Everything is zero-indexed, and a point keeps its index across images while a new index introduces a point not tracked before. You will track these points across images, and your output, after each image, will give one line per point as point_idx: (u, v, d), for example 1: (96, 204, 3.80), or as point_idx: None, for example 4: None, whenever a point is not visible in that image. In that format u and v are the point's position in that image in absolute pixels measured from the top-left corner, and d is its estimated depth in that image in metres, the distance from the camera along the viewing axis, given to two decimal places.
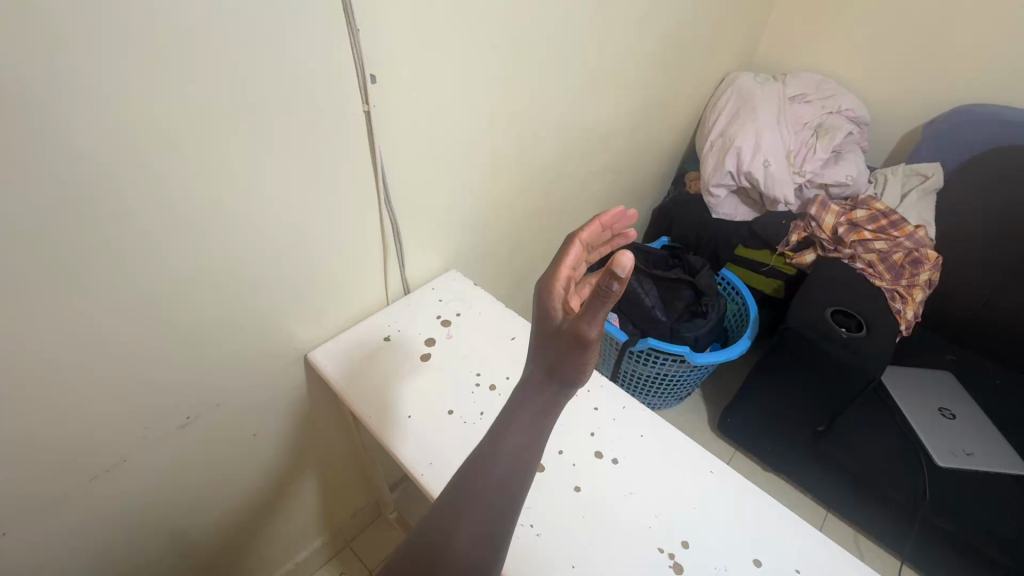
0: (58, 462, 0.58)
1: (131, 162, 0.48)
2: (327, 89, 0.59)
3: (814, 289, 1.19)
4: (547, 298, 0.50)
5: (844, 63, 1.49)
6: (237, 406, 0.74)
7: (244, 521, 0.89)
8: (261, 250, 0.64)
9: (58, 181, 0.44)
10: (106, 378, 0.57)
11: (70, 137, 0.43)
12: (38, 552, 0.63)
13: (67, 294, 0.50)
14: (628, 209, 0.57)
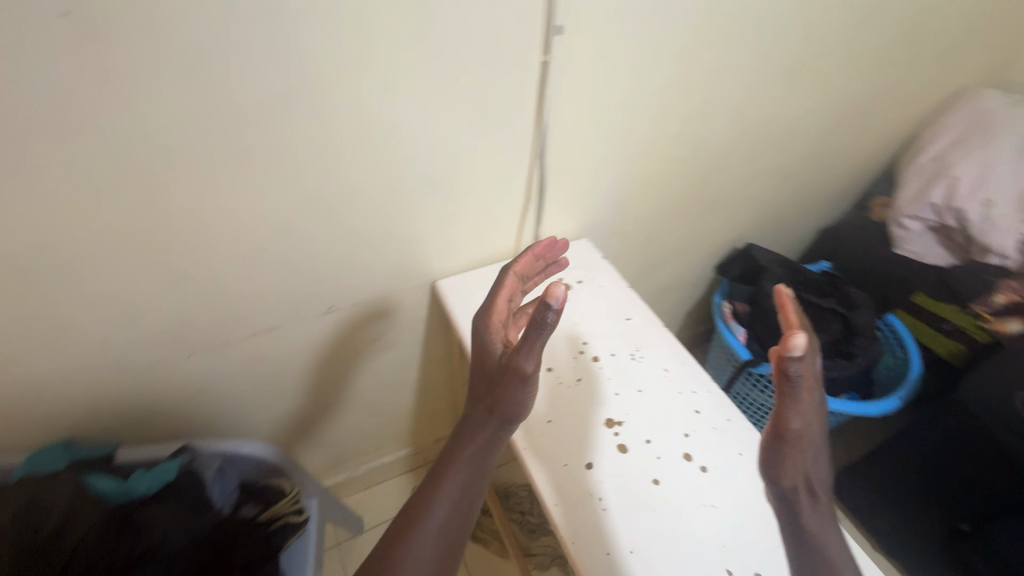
0: (234, 312, 0.72)
1: (338, 71, 0.55)
2: (513, 34, 0.61)
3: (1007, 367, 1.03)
4: (491, 330, 0.63)
5: None
6: (368, 309, 0.84)
7: (352, 410, 1.02)
8: (420, 175, 0.70)
9: (284, 77, 0.53)
10: (282, 254, 0.69)
11: (301, 40, 0.51)
12: (206, 378, 0.78)
13: (269, 174, 0.60)
14: (557, 241, 0.80)
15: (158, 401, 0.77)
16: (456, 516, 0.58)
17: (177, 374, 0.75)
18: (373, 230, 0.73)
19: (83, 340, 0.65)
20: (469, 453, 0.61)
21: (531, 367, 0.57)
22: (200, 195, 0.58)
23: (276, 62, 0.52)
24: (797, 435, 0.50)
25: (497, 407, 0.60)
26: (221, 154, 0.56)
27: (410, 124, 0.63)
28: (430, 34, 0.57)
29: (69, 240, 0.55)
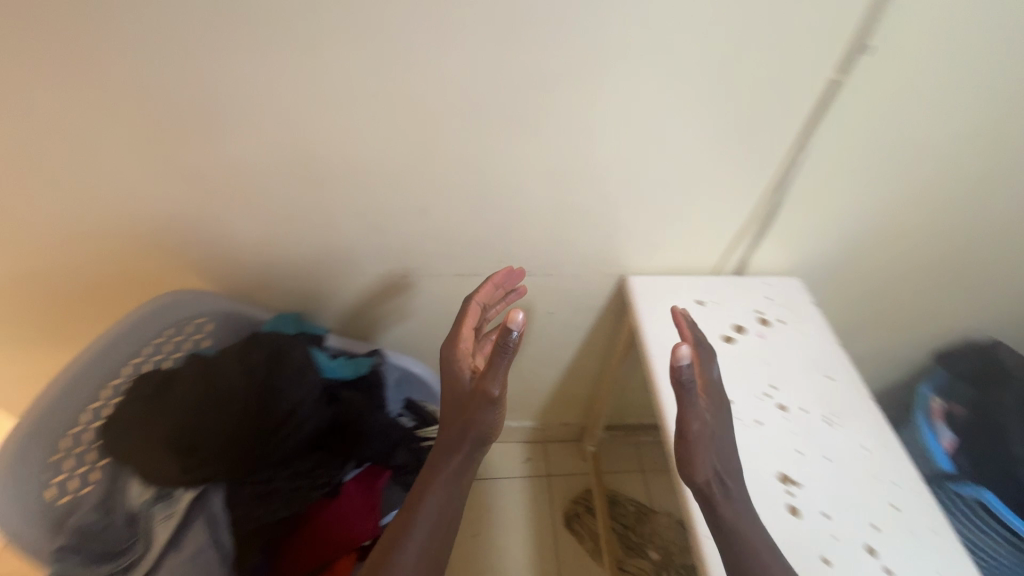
0: (451, 251, 0.80)
1: (627, 51, 0.58)
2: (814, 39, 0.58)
3: None
4: (459, 357, 0.67)
5: None
6: (556, 283, 0.87)
7: (502, 371, 1.08)
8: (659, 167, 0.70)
9: (583, 43, 0.57)
10: (510, 210, 0.74)
11: (611, 9, 0.54)
12: (408, 301, 0.89)
13: (530, 134, 0.65)
14: (517, 268, 0.80)
15: (368, 307, 0.90)
16: (437, 531, 0.60)
17: (390, 289, 0.86)
18: (593, 209, 0.75)
19: (341, 236, 0.78)
20: (445, 473, 0.62)
21: (498, 391, 0.60)
22: (472, 136, 0.65)
23: (582, 26, 0.56)
24: (700, 435, 0.56)
25: (470, 431, 0.62)
26: (503, 103, 0.62)
27: (672, 112, 0.63)
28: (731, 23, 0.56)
29: (368, 149, 0.67)
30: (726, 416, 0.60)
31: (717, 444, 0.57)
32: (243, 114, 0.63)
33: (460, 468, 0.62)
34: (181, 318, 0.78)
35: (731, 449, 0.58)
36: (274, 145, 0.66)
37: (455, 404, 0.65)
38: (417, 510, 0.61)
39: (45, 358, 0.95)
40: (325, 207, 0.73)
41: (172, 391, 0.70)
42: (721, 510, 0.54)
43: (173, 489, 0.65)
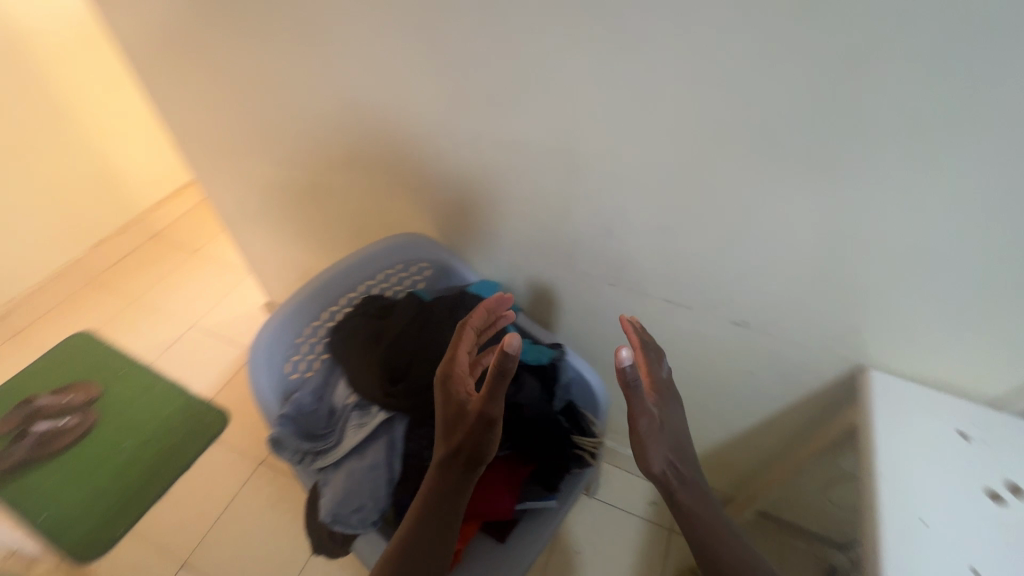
0: (670, 277, 0.77)
1: (994, 126, 0.46)
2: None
3: None
4: (456, 380, 0.63)
5: None
6: (771, 347, 0.77)
7: None
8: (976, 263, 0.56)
9: (950, 98, 0.46)
10: (756, 255, 0.67)
11: (1016, 65, 0.42)
12: (604, 308, 0.88)
13: (815, 190, 0.57)
14: (509, 296, 0.77)
15: (564, 299, 0.91)
16: (435, 554, 0.57)
17: (593, 290, 0.86)
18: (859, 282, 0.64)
19: (569, 230, 0.78)
20: (445, 492, 0.59)
21: (495, 414, 0.58)
22: (751, 171, 0.59)
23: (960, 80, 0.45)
24: (648, 428, 0.63)
25: (467, 454, 0.59)
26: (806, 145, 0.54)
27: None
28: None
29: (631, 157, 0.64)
30: (673, 412, 0.67)
31: (670, 434, 0.64)
32: (528, 99, 0.65)
33: (453, 487, 0.60)
34: (412, 257, 0.90)
35: (676, 434, 0.66)
36: (544, 132, 0.67)
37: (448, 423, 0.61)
38: (417, 530, 0.58)
39: (315, 247, 1.19)
40: (566, 200, 0.74)
41: (388, 330, 0.78)
42: (682, 493, 0.63)
43: (371, 408, 0.73)
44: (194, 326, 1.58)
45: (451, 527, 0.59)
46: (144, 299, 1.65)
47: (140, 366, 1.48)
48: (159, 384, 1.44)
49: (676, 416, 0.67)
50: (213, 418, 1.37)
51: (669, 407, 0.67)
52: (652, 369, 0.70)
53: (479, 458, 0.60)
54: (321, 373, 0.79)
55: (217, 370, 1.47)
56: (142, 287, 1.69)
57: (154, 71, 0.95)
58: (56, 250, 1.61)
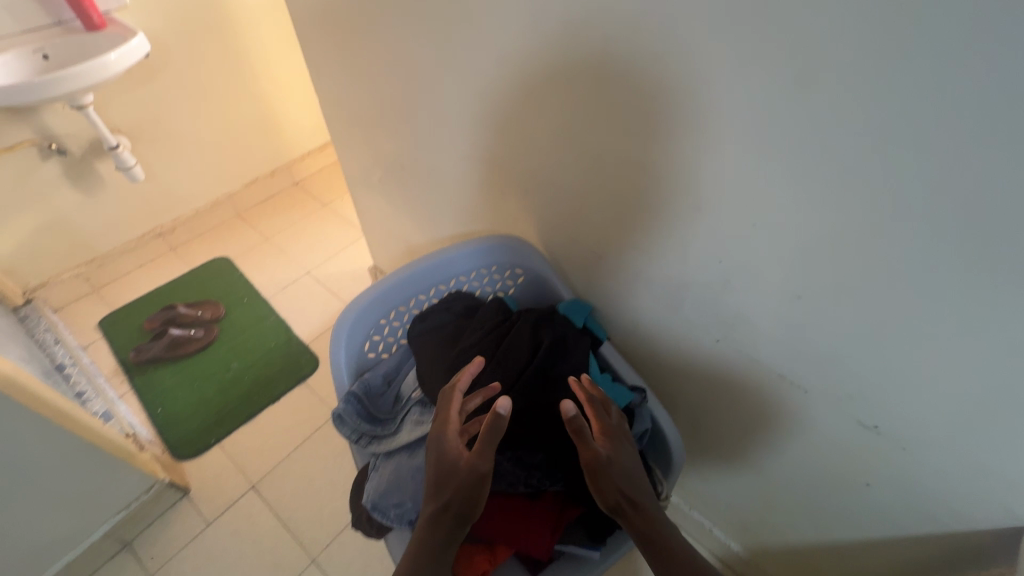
0: (788, 352, 0.66)
1: None
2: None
3: None
4: (444, 438, 0.61)
5: None
6: (901, 464, 0.64)
7: (749, 486, 0.89)
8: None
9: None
10: (916, 350, 0.54)
11: None
12: (701, 364, 0.79)
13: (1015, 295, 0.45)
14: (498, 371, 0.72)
15: (660, 342, 0.83)
16: None
17: (694, 341, 0.77)
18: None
19: (683, 270, 0.71)
20: (430, 553, 0.54)
21: (486, 466, 0.57)
22: (937, 251, 0.47)
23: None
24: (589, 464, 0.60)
25: (454, 512, 0.55)
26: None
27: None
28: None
29: (780, 204, 0.55)
30: (622, 449, 0.63)
31: (619, 471, 0.60)
32: (671, 121, 0.58)
33: (440, 545, 0.54)
34: (508, 262, 0.91)
35: (630, 472, 0.61)
36: (680, 161, 0.60)
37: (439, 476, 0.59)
38: None
39: (423, 228, 1.21)
40: (689, 237, 0.67)
41: (466, 334, 0.78)
42: (635, 518, 0.58)
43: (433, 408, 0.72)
44: (309, 274, 1.72)
45: None
46: (275, 240, 1.83)
47: (259, 298, 1.65)
48: (270, 319, 1.59)
49: (625, 455, 0.63)
50: (305, 362, 1.48)
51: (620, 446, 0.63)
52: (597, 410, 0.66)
53: (469, 515, 0.56)
54: (395, 358, 0.83)
55: (318, 318, 1.59)
56: (276, 227, 1.88)
57: (318, 39, 1.02)
58: (217, 183, 1.84)
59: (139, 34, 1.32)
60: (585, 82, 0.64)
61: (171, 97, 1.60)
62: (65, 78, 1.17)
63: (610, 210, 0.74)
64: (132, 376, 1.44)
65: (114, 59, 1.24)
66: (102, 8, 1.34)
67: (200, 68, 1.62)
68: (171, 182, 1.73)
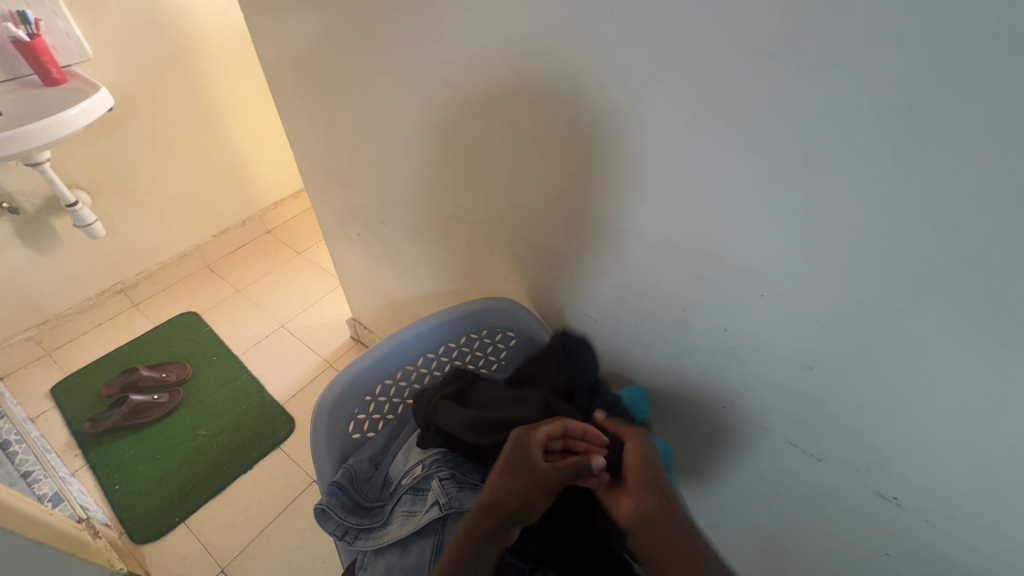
0: (801, 421, 0.63)
1: None
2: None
3: None
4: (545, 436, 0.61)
5: None
6: (927, 538, 0.61)
7: (761, 552, 0.85)
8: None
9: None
10: (942, 424, 0.52)
11: None
12: (708, 430, 0.76)
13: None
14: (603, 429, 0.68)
15: (664, 404, 0.80)
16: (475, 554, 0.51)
17: (701, 405, 0.74)
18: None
19: (686, 335, 0.68)
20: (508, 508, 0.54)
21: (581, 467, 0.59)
22: (967, 326, 0.45)
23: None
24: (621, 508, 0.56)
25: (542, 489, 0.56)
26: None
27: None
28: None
29: (794, 275, 0.53)
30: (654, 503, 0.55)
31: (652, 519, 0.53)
32: (668, 193, 0.57)
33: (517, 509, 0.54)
34: (497, 325, 0.88)
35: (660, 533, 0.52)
36: (679, 229, 0.59)
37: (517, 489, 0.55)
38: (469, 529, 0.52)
39: (405, 282, 1.17)
40: (693, 303, 0.64)
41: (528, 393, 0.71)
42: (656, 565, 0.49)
43: (424, 496, 0.67)
44: (284, 326, 1.64)
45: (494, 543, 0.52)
46: (247, 291, 1.76)
47: (230, 355, 1.56)
48: (242, 377, 1.50)
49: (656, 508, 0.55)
50: (280, 424, 1.39)
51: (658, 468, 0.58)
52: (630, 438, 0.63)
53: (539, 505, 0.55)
54: (382, 438, 0.81)
55: (294, 374, 1.51)
56: (248, 278, 1.80)
57: (295, 97, 0.99)
58: (186, 233, 1.77)
59: (102, 89, 1.27)
60: (579, 152, 0.62)
61: (136, 148, 1.54)
62: (17, 137, 1.09)
63: (608, 275, 0.71)
64: (87, 449, 1.32)
65: (75, 114, 1.18)
66: (61, 62, 1.29)
67: (167, 118, 1.57)
68: (136, 234, 1.65)
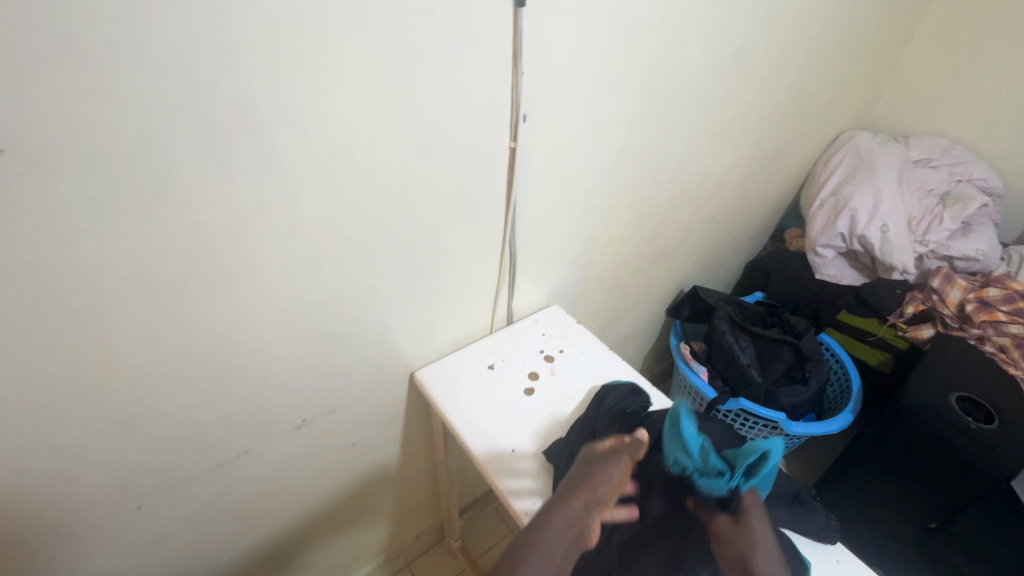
0: (197, 444, 0.64)
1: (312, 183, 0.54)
2: (492, 106, 0.63)
3: (961, 359, 1.10)
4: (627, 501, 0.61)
5: (1011, 129, 1.34)
6: (345, 414, 0.78)
7: (322, 527, 0.91)
8: (402, 252, 0.68)
9: (290, 159, 0.51)
10: (252, 352, 0.62)
11: (270, 138, 0.49)
12: (161, 528, 0.68)
13: (238, 295, 0.57)
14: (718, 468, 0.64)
15: (96, 568, 0.66)
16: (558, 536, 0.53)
17: (114, 535, 0.64)
18: (351, 316, 0.68)
19: None
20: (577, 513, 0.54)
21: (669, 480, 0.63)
22: (164, 304, 0.52)
23: (267, 145, 0.49)
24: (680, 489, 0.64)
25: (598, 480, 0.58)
26: (200, 252, 0.51)
27: (398, 195, 0.62)
28: (417, 104, 0.56)
29: (19, 395, 0.48)
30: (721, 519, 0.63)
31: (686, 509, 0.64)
32: None
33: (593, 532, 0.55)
34: None
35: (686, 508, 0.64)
36: None
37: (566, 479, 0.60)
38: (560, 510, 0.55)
39: None
40: None
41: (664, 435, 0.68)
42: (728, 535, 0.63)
43: None
44: None
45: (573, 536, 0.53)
46: None
47: None
48: None
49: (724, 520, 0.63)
50: None
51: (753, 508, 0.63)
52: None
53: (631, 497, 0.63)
54: None
55: None
56: None
57: None
58: None
59: None
60: None
61: None
62: None
63: None
64: None
65: None
66: None
67: None
68: None
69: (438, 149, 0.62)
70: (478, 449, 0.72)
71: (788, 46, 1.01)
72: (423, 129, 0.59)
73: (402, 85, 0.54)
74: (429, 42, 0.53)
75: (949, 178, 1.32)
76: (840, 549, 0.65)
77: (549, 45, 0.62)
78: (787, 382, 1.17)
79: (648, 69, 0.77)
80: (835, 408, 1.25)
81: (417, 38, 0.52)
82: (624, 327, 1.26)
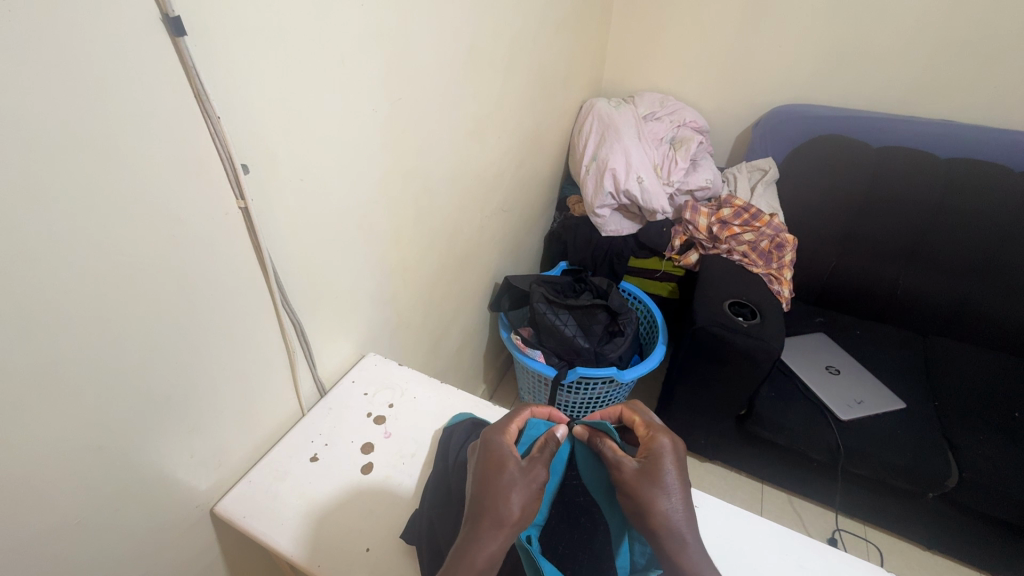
0: None
1: None
2: (192, 165, 0.48)
3: (721, 272, 1.32)
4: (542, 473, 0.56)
5: (699, 77, 1.65)
6: None
7: None
8: (129, 382, 0.49)
9: None
10: None
11: None
12: None
13: None
14: (608, 444, 0.58)
15: None
16: (485, 545, 0.50)
17: None
18: (80, 496, 0.48)
19: None
20: (490, 518, 0.51)
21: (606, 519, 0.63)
22: None
23: None
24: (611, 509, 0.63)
25: (499, 471, 0.55)
26: None
27: (88, 317, 0.44)
28: (67, 192, 0.40)
29: None
30: (642, 483, 0.53)
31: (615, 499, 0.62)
32: None
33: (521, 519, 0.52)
34: None
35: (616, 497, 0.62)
36: None
37: (485, 474, 0.55)
38: (486, 516, 0.51)
39: None
40: None
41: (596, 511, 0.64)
42: (632, 490, 0.53)
43: None
44: None
45: (492, 538, 0.50)
46: None
47: None
48: None
49: (642, 482, 0.53)
50: None
51: (641, 479, 0.53)
52: (685, 564, 0.49)
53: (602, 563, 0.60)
54: None
55: None
56: None
57: None
58: None
59: None
60: None
61: None
62: None
63: None
64: None
65: None
66: None
67: None
68: None
69: (132, 238, 0.45)
70: (324, 569, 0.59)
71: (518, 33, 1.05)
72: (92, 221, 0.42)
73: (23, 170, 0.37)
74: (52, 102, 0.37)
75: (670, 126, 1.56)
76: (710, 502, 0.67)
77: (248, 78, 0.50)
78: (609, 338, 1.26)
79: (385, 81, 0.70)
80: (651, 343, 1.41)
81: (24, 102, 0.36)
82: (453, 339, 1.21)
